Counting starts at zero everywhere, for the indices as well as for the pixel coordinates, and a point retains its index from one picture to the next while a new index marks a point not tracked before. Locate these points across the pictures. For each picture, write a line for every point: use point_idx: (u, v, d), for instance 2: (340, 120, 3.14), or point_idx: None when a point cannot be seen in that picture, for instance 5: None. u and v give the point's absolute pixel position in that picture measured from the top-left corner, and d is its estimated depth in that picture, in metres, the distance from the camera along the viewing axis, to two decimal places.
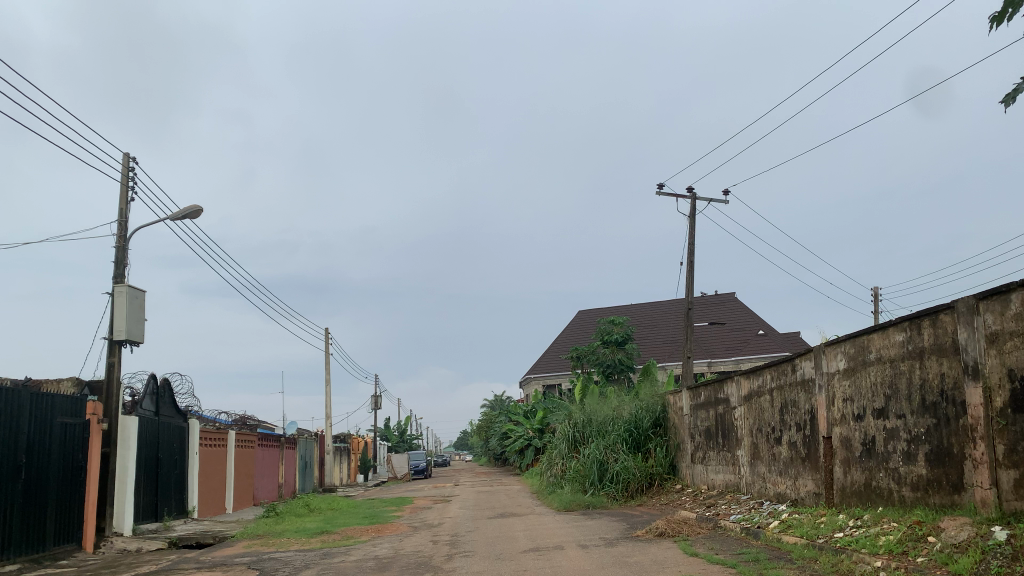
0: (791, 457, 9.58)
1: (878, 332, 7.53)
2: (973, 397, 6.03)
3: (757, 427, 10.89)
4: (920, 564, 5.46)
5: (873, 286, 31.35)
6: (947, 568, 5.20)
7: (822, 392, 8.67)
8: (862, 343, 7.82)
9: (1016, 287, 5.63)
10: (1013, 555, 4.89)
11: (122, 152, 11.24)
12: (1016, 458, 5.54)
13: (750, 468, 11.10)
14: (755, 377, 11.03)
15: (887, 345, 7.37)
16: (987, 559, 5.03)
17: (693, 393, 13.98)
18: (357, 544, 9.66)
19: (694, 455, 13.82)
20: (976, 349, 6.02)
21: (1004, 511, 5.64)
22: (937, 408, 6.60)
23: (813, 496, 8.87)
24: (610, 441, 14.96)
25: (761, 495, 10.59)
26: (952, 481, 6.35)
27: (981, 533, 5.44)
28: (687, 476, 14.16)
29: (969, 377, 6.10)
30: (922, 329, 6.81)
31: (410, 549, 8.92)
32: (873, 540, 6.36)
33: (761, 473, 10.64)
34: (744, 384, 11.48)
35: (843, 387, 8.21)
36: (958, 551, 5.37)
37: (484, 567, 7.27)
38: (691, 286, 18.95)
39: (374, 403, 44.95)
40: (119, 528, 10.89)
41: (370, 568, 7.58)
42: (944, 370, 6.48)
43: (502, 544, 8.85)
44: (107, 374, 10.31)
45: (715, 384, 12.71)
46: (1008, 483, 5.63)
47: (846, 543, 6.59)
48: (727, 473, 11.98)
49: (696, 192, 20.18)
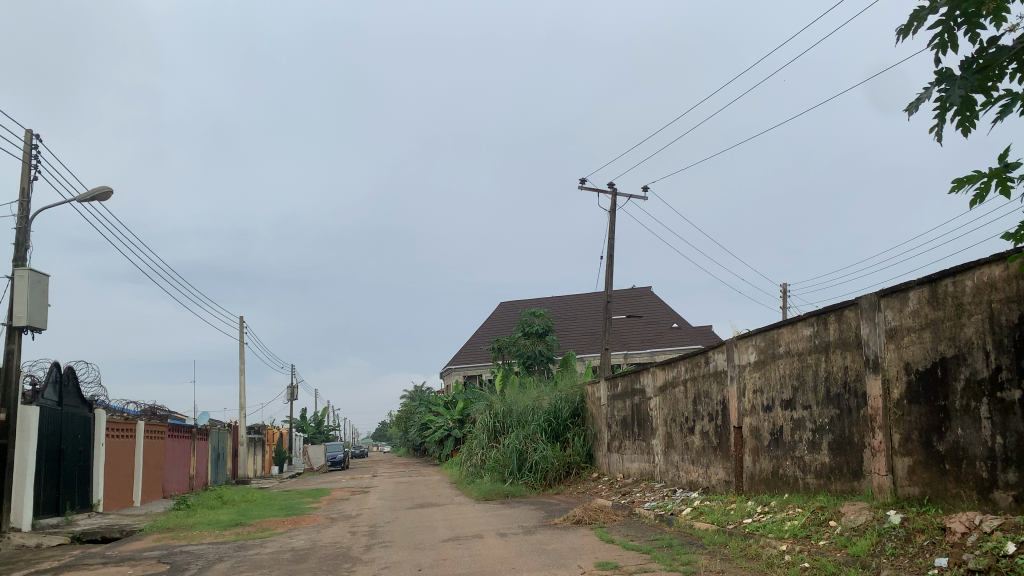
0: (703, 446, 9.91)
1: (787, 327, 7.84)
2: (873, 389, 6.38)
3: (671, 417, 11.21)
4: (821, 547, 5.75)
5: (782, 284, 32.79)
6: (847, 551, 5.48)
7: (734, 383, 8.98)
8: (772, 337, 8.15)
9: (913, 286, 5.97)
10: (906, 537, 5.21)
11: (23, 129, 10.64)
12: (910, 446, 5.90)
13: (663, 457, 11.42)
14: (670, 369, 11.35)
15: (795, 339, 7.70)
16: (882, 541, 5.33)
17: (610, 384, 14.27)
18: (272, 536, 9.47)
19: (610, 445, 14.12)
20: (877, 344, 6.36)
21: (898, 496, 5.99)
22: (840, 400, 6.94)
23: (723, 484, 9.21)
24: (530, 431, 14.99)
25: (674, 483, 10.90)
26: (852, 468, 6.70)
27: (877, 517, 5.76)
28: (603, 465, 14.47)
29: (869, 370, 6.44)
30: (828, 324, 7.14)
31: (328, 540, 8.79)
32: (779, 525, 6.66)
33: (674, 462, 10.95)
34: (659, 376, 11.79)
35: (753, 379, 8.54)
36: (856, 534, 5.68)
37: (402, 557, 7.23)
38: (611, 280, 19.28)
39: (289, 394, 44.02)
40: (17, 524, 10.36)
41: (287, 560, 7.47)
42: (847, 363, 6.82)
43: (422, 535, 8.81)
44: (5, 362, 9.78)
45: (632, 375, 13.00)
46: (902, 470, 5.98)
47: (754, 528, 6.88)
48: (642, 461, 12.29)
49: (617, 186, 20.34)
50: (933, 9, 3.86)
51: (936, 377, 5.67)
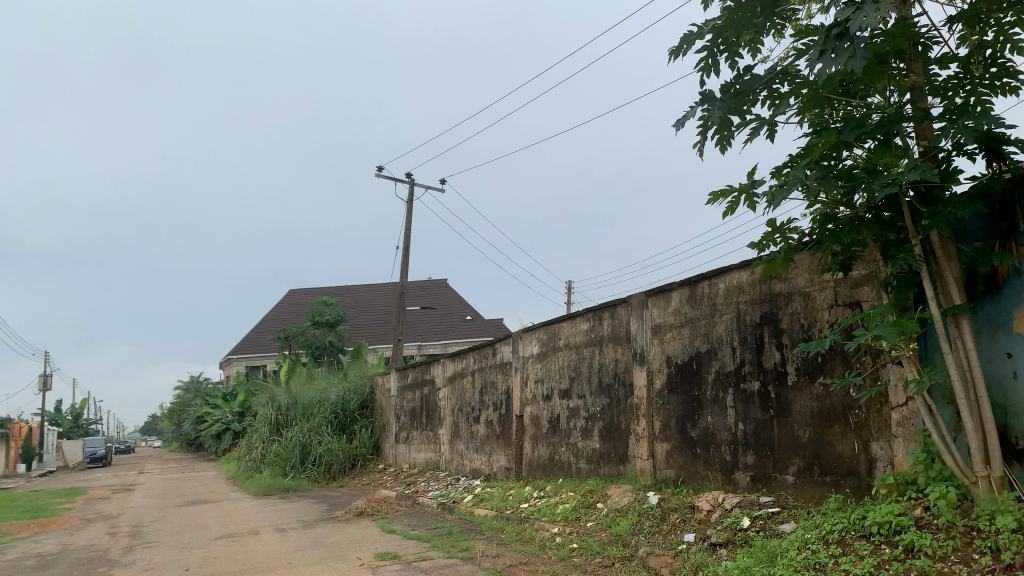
0: (487, 435, 10.21)
1: (567, 321, 8.28)
2: (639, 380, 6.90)
3: (457, 408, 11.43)
4: (588, 528, 6.13)
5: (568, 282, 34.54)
6: (610, 530, 5.89)
7: (517, 374, 9.34)
8: (553, 330, 8.56)
9: (676, 286, 6.52)
10: (661, 516, 5.70)
11: None
12: (668, 433, 6.46)
13: (449, 446, 11.62)
14: (458, 359, 11.57)
15: (573, 332, 8.14)
16: (641, 520, 5.79)
17: (400, 375, 14.28)
18: (14, 542, 8.50)
19: (397, 435, 14.14)
20: (644, 338, 6.89)
21: (656, 479, 6.53)
22: (610, 390, 7.44)
23: (504, 471, 9.54)
24: (315, 423, 14.64)
25: (458, 472, 11.14)
26: (619, 454, 7.21)
27: (638, 498, 6.25)
28: (390, 456, 14.46)
29: (636, 363, 6.96)
30: (603, 319, 7.62)
31: (81, 543, 8.04)
32: (552, 509, 7.02)
33: (459, 451, 11.19)
34: (448, 367, 11.98)
35: (534, 370, 8.92)
36: (619, 515, 6.12)
37: (167, 558, 6.78)
38: (405, 271, 19.25)
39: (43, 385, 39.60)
40: None
41: (29, 567, 6.73)
42: (618, 356, 7.33)
43: (192, 533, 8.31)
44: None
45: (421, 366, 13.09)
46: (661, 454, 6.53)
47: (529, 513, 7.20)
48: (428, 451, 12.43)
49: (414, 178, 20.34)
50: (699, 36, 4.65)
51: (692, 370, 6.25)
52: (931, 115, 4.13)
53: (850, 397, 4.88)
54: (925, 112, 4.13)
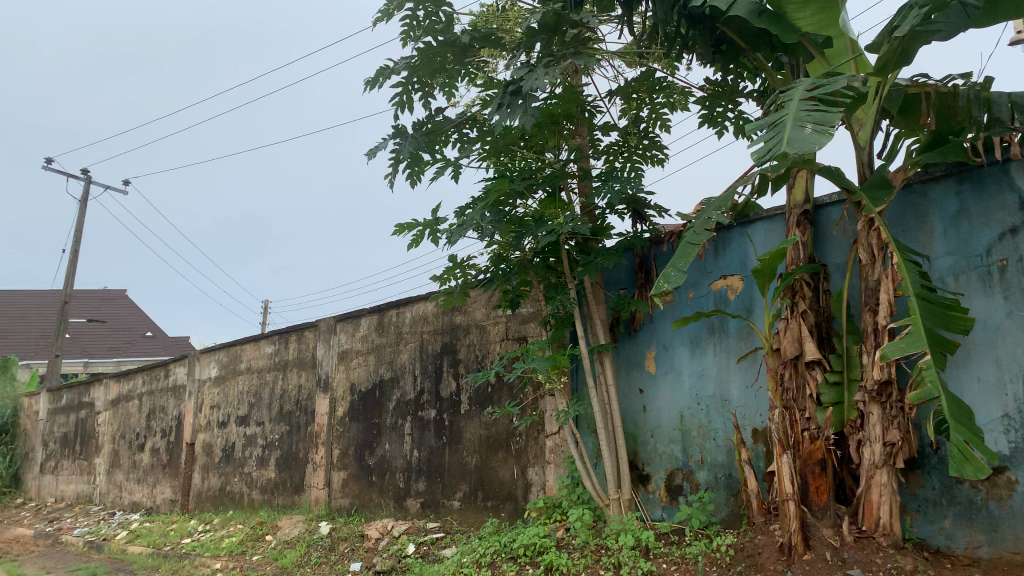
0: (151, 464, 9.34)
1: (251, 343, 7.92)
2: (321, 407, 6.79)
3: (119, 434, 10.33)
4: (253, 562, 5.84)
5: None
6: (275, 563, 5.66)
7: (192, 398, 8.71)
8: (236, 353, 8.14)
9: (364, 314, 6.55)
10: (330, 546, 5.61)
11: None
12: (346, 461, 6.42)
13: (104, 478, 10.43)
14: (125, 381, 10.50)
15: (257, 355, 7.81)
16: (309, 551, 5.65)
17: (52, 397, 12.58)
18: None
19: (43, 466, 12.39)
20: (329, 364, 6.81)
21: (330, 508, 6.44)
22: (291, 416, 7.22)
23: (168, 503, 8.78)
24: None
25: (113, 506, 10.03)
26: (294, 483, 7.00)
27: (309, 529, 6.10)
28: (31, 489, 12.61)
29: (320, 389, 6.85)
30: (289, 343, 7.41)
31: None
32: (216, 543, 6.58)
33: (116, 483, 10.09)
34: (112, 388, 10.80)
35: (212, 394, 8.39)
36: (287, 547, 5.91)
37: None
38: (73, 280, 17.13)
39: None
40: None
41: None
42: (301, 381, 7.15)
43: None
44: None
45: (80, 387, 11.65)
46: (337, 483, 6.46)
47: (191, 548, 6.68)
48: (78, 483, 11.04)
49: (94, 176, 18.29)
50: (393, 73, 4.80)
51: (373, 398, 6.30)
52: (591, 175, 4.63)
53: (512, 425, 5.24)
54: (585, 172, 4.63)
